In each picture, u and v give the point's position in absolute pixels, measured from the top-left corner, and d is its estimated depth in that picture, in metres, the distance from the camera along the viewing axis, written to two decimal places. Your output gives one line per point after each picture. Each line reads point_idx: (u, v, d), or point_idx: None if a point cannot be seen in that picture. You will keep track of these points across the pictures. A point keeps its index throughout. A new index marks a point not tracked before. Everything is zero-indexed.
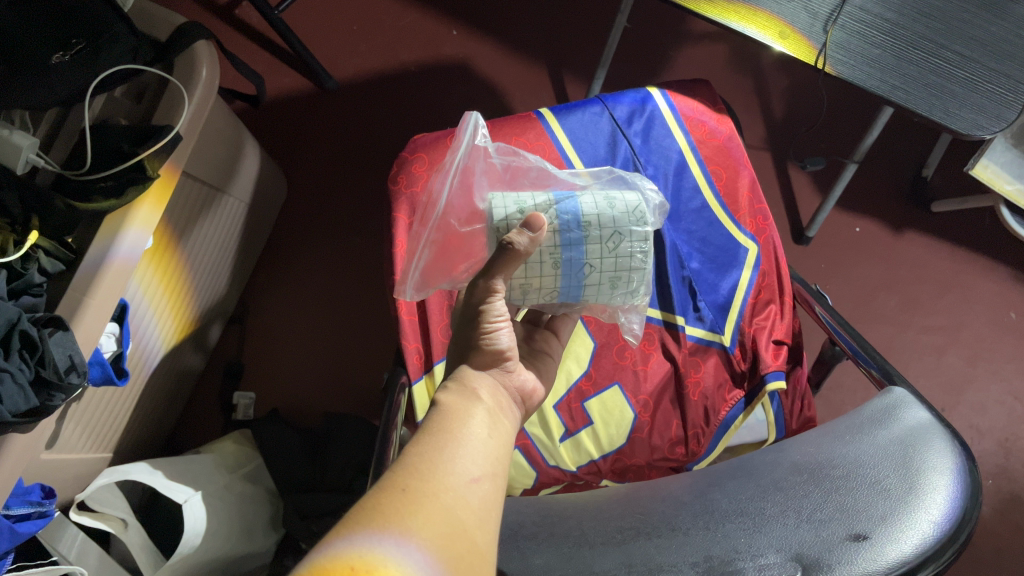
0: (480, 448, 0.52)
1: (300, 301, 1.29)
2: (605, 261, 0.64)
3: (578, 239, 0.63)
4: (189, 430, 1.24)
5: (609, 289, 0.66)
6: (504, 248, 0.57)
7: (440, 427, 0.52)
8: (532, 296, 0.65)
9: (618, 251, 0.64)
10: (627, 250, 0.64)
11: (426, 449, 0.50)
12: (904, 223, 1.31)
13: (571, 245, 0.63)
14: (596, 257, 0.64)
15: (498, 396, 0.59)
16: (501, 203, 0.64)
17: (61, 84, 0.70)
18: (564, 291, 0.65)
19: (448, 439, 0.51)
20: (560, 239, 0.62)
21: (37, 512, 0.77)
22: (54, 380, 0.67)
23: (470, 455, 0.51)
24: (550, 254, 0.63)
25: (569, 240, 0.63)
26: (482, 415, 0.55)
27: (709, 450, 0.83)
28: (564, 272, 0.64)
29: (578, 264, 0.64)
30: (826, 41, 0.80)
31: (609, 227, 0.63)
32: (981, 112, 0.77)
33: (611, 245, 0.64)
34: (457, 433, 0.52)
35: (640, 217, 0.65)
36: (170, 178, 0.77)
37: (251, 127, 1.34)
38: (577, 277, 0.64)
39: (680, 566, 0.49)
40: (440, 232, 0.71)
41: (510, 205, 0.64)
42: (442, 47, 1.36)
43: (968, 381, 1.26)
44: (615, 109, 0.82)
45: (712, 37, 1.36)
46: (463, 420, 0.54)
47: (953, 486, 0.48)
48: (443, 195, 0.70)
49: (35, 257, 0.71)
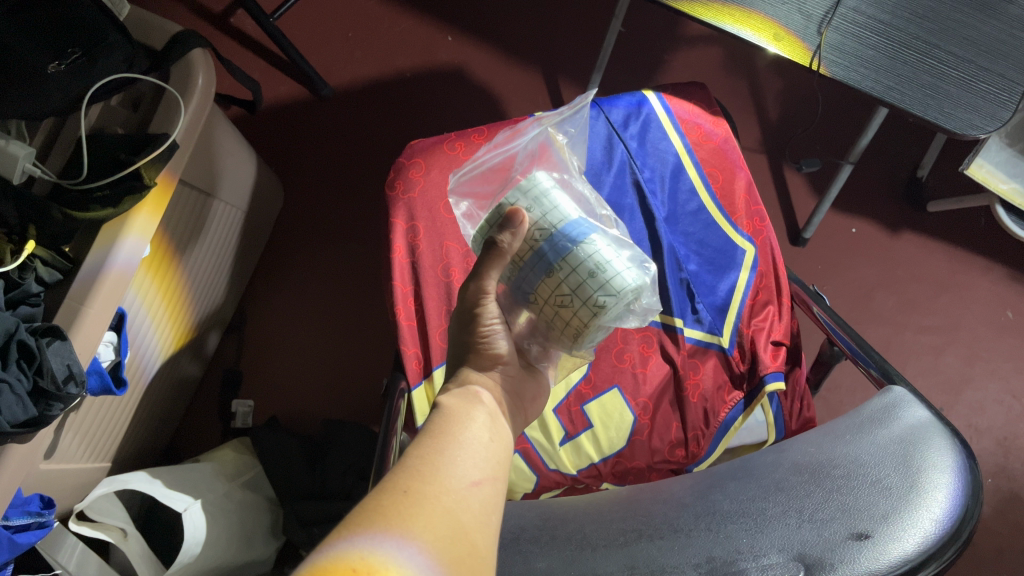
0: (480, 449, 0.52)
1: (299, 309, 1.29)
2: (547, 306, 0.57)
3: (541, 269, 0.57)
4: (189, 439, 1.24)
5: (546, 331, 0.60)
6: (489, 244, 0.58)
7: (440, 429, 0.53)
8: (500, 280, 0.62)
9: (559, 309, 0.57)
10: (568, 314, 0.56)
11: (427, 451, 0.50)
12: (900, 223, 1.32)
13: (530, 264, 0.57)
14: (542, 295, 0.57)
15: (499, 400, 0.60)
16: (532, 185, 0.60)
17: (57, 92, 0.71)
18: (511, 292, 0.61)
19: (449, 441, 0.52)
20: (529, 253, 0.57)
21: (36, 522, 0.77)
22: (53, 390, 0.67)
23: (470, 457, 0.51)
24: (515, 257, 0.58)
25: (529, 262, 0.57)
26: (483, 417, 0.55)
27: (710, 452, 0.83)
28: (525, 295, 0.59)
29: (528, 287, 0.58)
30: (821, 43, 0.80)
31: (565, 287, 0.56)
32: (976, 112, 0.77)
33: (562, 303, 0.56)
34: (458, 434, 0.53)
35: (601, 305, 0.55)
36: (168, 185, 0.77)
37: (247, 135, 1.34)
38: (531, 304, 0.59)
39: (682, 567, 0.48)
40: (503, 162, 0.71)
41: (529, 192, 0.59)
42: (437, 53, 1.36)
43: (966, 381, 1.26)
44: (611, 113, 0.82)
45: (706, 40, 1.36)
46: (464, 423, 0.54)
47: (953, 484, 0.48)
48: (529, 136, 0.73)
49: (32, 267, 0.71)
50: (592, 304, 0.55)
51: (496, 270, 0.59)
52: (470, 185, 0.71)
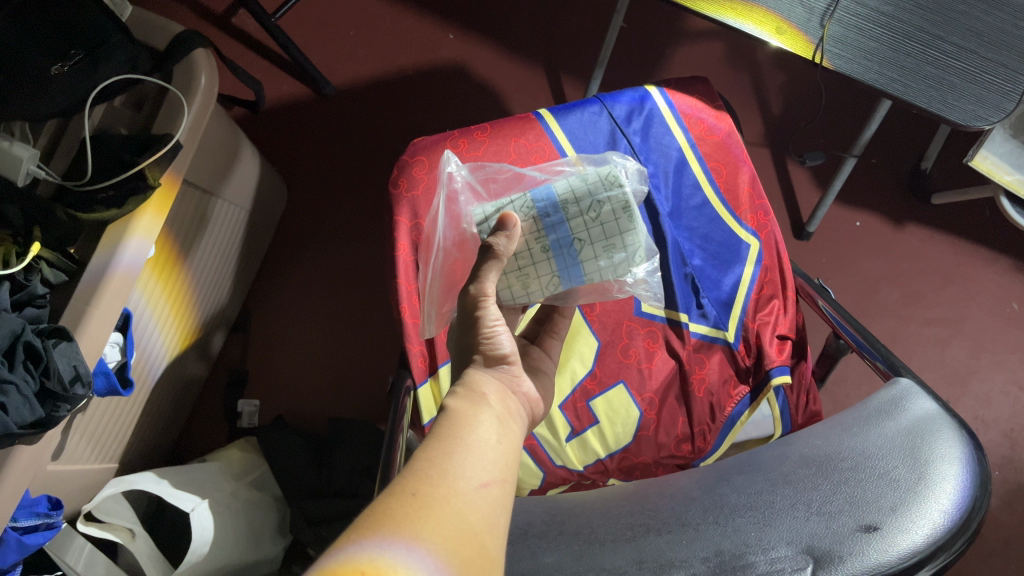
0: (489, 452, 0.52)
1: (303, 308, 1.30)
2: (593, 232, 0.65)
3: (558, 217, 0.65)
4: (197, 438, 1.24)
5: (609, 261, 0.66)
6: (488, 249, 0.60)
7: (449, 431, 0.52)
8: (534, 290, 0.66)
9: (602, 218, 0.64)
10: (610, 214, 0.64)
11: (435, 455, 0.50)
12: (904, 216, 1.31)
13: (553, 226, 0.65)
14: (582, 231, 0.65)
15: (508, 400, 0.59)
16: (483, 207, 0.67)
17: (61, 95, 0.71)
18: (565, 271, 0.66)
19: (458, 443, 0.51)
20: (542, 224, 0.65)
21: (45, 523, 0.77)
22: (60, 391, 0.67)
23: (478, 459, 0.51)
24: (537, 242, 0.65)
25: (554, 224, 0.65)
26: (490, 420, 0.55)
27: (716, 446, 0.84)
28: (564, 250, 0.65)
29: (567, 242, 0.65)
30: (823, 36, 0.80)
31: (586, 199, 0.64)
32: (980, 103, 0.77)
33: (595, 214, 0.64)
34: (466, 436, 0.52)
35: (615, 183, 0.64)
36: (171, 186, 0.77)
37: (250, 135, 1.34)
38: (577, 253, 0.65)
39: (690, 561, 0.48)
40: (448, 263, 0.73)
41: (488, 209, 0.67)
42: (439, 50, 1.36)
43: (972, 373, 1.26)
44: (614, 108, 0.82)
45: (708, 34, 1.36)
46: (471, 425, 0.53)
47: (963, 475, 0.48)
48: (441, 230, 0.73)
49: (38, 268, 0.71)
50: (609, 186, 0.64)
51: (495, 271, 0.60)
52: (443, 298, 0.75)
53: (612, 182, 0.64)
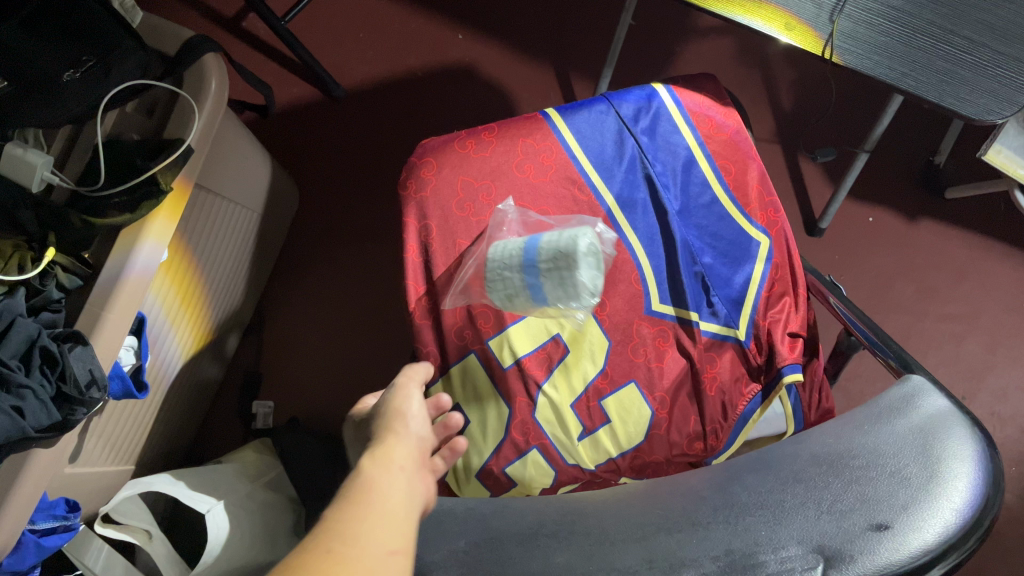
0: (398, 514, 0.53)
1: (316, 310, 1.30)
2: (552, 270, 0.72)
3: (532, 254, 0.74)
4: (212, 439, 1.25)
5: (564, 296, 0.73)
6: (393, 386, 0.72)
7: (357, 495, 0.54)
8: (516, 306, 0.76)
9: (560, 261, 0.72)
10: (567, 259, 0.71)
11: (346, 514, 0.51)
12: (918, 211, 1.31)
13: (526, 262, 0.74)
14: (546, 268, 0.73)
15: (415, 460, 0.62)
16: (503, 242, 0.77)
17: (74, 101, 0.72)
18: (531, 291, 0.74)
19: (366, 504, 0.53)
20: (519, 261, 0.74)
21: (62, 525, 0.78)
22: (76, 395, 0.68)
23: (391, 524, 0.52)
24: (514, 272, 0.75)
25: (526, 257, 0.74)
26: (399, 475, 0.58)
27: (728, 444, 0.84)
28: (536, 284, 0.74)
29: (535, 275, 0.73)
30: (832, 32, 0.79)
31: (553, 246, 0.72)
32: (993, 96, 0.76)
33: (559, 258, 0.72)
34: (374, 500, 0.54)
35: (581, 240, 0.72)
36: (183, 191, 0.78)
37: (262, 138, 1.35)
38: (546, 291, 0.73)
39: (700, 560, 0.48)
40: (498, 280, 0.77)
41: (503, 248, 0.76)
42: (448, 50, 1.36)
43: (988, 368, 1.25)
44: (621, 107, 0.82)
45: (718, 31, 1.36)
46: (382, 489, 0.55)
47: (975, 473, 0.47)
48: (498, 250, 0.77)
49: (53, 274, 0.72)
50: (576, 239, 0.72)
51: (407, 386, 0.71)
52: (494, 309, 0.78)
53: (579, 237, 0.71)
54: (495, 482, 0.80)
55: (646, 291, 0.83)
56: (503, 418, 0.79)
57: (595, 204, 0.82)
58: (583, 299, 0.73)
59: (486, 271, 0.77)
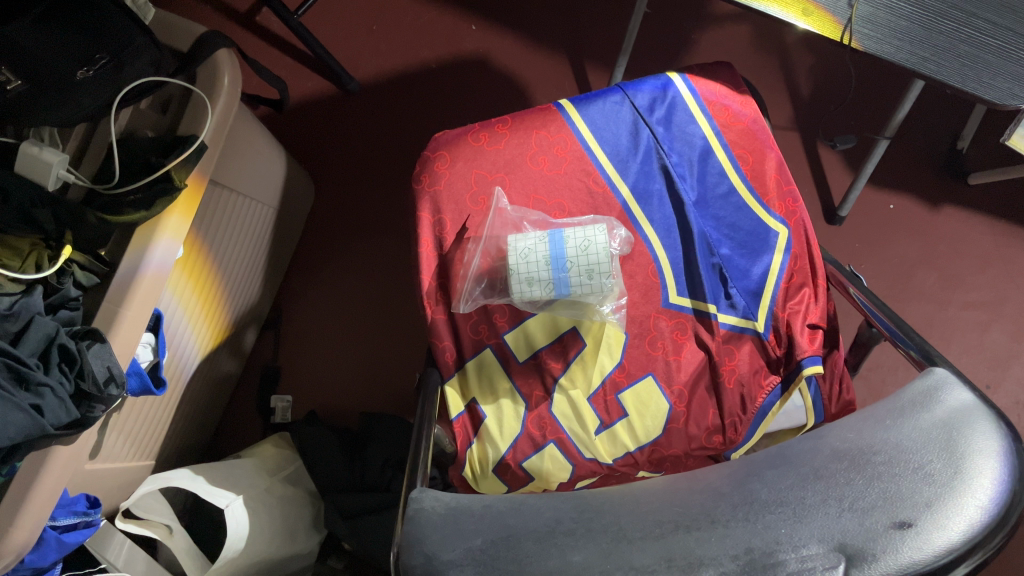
0: None
1: (333, 303, 1.31)
2: (582, 262, 0.74)
3: (560, 247, 0.75)
4: (232, 434, 1.26)
5: (590, 288, 0.75)
6: None
7: None
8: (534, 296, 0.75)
9: (591, 255, 0.74)
10: (597, 253, 0.75)
11: None
12: (941, 198, 1.28)
13: (555, 253, 0.75)
14: (575, 260, 0.74)
15: None
16: (521, 235, 0.76)
17: (88, 98, 0.72)
18: (556, 284, 0.75)
19: None
20: (546, 251, 0.75)
21: (83, 521, 0.79)
22: (94, 392, 0.68)
23: None
24: (541, 262, 0.75)
25: (554, 249, 0.75)
26: None
27: (747, 437, 0.84)
28: (562, 275, 0.74)
29: (564, 266, 0.74)
30: (852, 16, 0.77)
31: (582, 240, 0.75)
32: (1017, 80, 0.74)
33: (589, 252, 0.75)
34: None
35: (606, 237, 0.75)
36: (197, 187, 0.78)
37: (276, 133, 1.35)
38: (572, 282, 0.75)
39: (720, 559, 0.47)
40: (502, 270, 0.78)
41: (521, 240, 0.75)
42: (462, 42, 1.36)
43: (1013, 356, 1.24)
44: (636, 97, 0.81)
45: (734, 18, 1.34)
46: None
47: (1001, 469, 0.46)
48: (514, 239, 0.76)
49: (70, 271, 0.72)
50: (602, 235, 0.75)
51: None
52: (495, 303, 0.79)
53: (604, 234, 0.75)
54: (512, 477, 0.80)
55: (664, 284, 0.82)
56: (519, 414, 0.80)
57: (611, 196, 0.81)
58: (603, 293, 0.76)
59: (512, 265, 0.75)
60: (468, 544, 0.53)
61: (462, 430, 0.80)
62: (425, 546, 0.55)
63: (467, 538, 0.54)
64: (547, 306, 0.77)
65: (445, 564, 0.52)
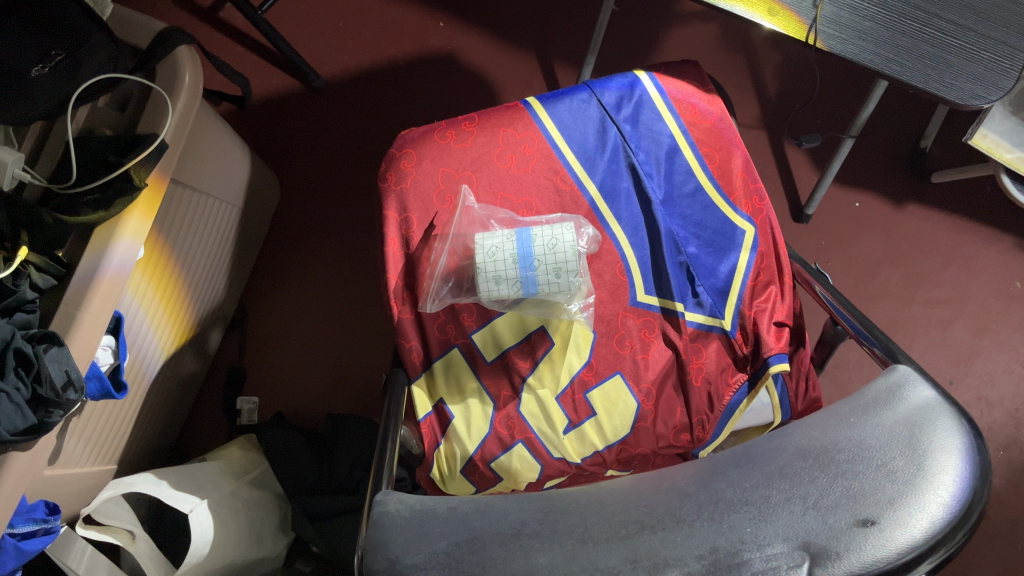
0: None
1: (300, 304, 1.29)
2: (549, 260, 0.74)
3: (527, 244, 0.74)
4: (197, 435, 1.24)
5: (557, 286, 0.75)
6: None
7: None
8: (501, 293, 0.74)
9: (558, 252, 0.74)
10: (564, 250, 0.74)
11: None
12: (905, 196, 1.30)
13: (522, 251, 0.74)
14: (542, 258, 0.74)
15: None
16: (490, 234, 0.75)
17: (42, 96, 0.70)
18: (524, 283, 0.74)
19: None
20: (514, 249, 0.74)
21: (42, 528, 0.76)
22: (52, 397, 0.67)
23: None
24: (508, 259, 0.74)
25: (522, 246, 0.74)
26: None
27: (715, 435, 0.84)
28: (529, 272, 0.74)
29: (531, 263, 0.74)
30: (817, 16, 0.77)
31: (549, 238, 0.74)
32: (978, 81, 0.74)
33: (554, 249, 0.74)
34: None
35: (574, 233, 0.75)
36: (158, 187, 0.76)
37: (240, 130, 1.33)
38: (539, 280, 0.74)
39: (685, 559, 0.47)
40: (468, 271, 0.77)
41: (490, 238, 0.75)
42: (429, 39, 1.35)
43: (975, 352, 1.25)
44: (603, 95, 0.80)
45: (701, 16, 1.34)
46: None
47: (963, 465, 0.47)
48: (482, 237, 0.75)
49: (25, 273, 0.70)
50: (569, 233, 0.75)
51: None
52: (461, 302, 0.78)
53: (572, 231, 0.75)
54: (480, 477, 0.79)
55: (632, 283, 0.82)
56: (487, 414, 0.80)
57: (578, 195, 0.81)
58: (571, 291, 0.76)
59: (479, 264, 0.74)
60: (433, 547, 0.53)
61: (429, 430, 0.79)
62: (389, 550, 0.54)
63: (432, 541, 0.53)
64: (515, 304, 0.77)
65: (409, 569, 0.51)
